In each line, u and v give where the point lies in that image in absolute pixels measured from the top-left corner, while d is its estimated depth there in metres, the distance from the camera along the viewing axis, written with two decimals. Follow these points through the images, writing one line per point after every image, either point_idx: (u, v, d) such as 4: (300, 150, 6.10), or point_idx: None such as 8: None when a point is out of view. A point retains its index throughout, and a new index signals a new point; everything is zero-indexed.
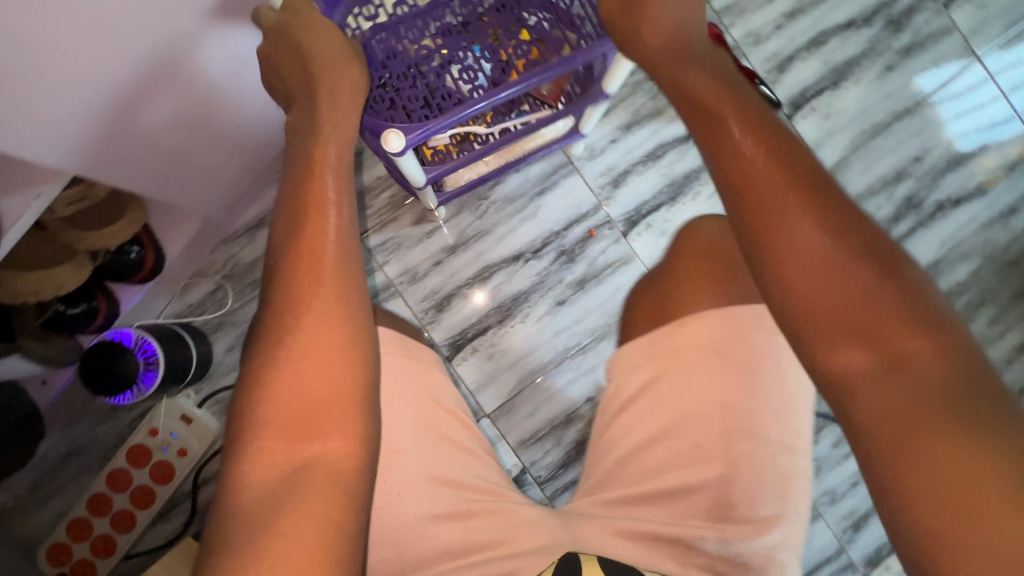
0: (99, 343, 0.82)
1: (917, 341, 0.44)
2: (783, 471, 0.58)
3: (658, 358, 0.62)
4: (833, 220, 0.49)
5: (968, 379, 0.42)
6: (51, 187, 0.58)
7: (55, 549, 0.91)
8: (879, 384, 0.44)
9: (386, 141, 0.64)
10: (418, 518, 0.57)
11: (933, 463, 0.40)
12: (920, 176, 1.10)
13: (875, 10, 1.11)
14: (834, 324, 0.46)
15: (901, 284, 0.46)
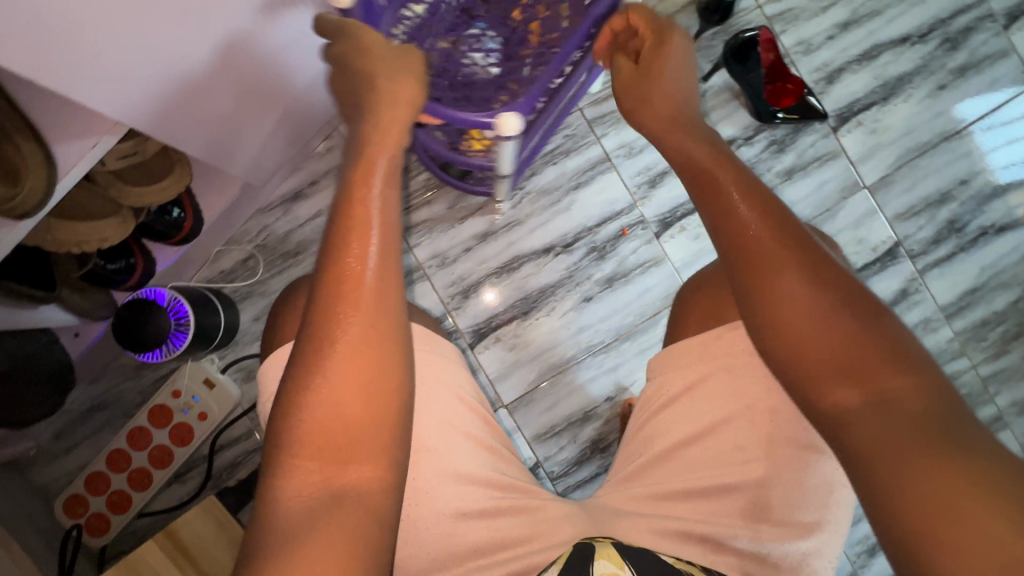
0: (132, 301, 0.83)
1: (900, 379, 0.46)
2: (827, 480, 0.56)
3: (709, 358, 0.60)
4: (812, 264, 0.52)
5: (951, 417, 0.44)
6: (107, 138, 0.59)
7: (73, 500, 0.92)
8: (866, 419, 0.45)
9: (503, 125, 0.61)
10: (446, 507, 0.57)
11: (923, 491, 0.40)
12: (965, 200, 1.07)
13: (932, 27, 1.08)
14: (822, 363, 0.49)
15: (884, 328, 0.48)
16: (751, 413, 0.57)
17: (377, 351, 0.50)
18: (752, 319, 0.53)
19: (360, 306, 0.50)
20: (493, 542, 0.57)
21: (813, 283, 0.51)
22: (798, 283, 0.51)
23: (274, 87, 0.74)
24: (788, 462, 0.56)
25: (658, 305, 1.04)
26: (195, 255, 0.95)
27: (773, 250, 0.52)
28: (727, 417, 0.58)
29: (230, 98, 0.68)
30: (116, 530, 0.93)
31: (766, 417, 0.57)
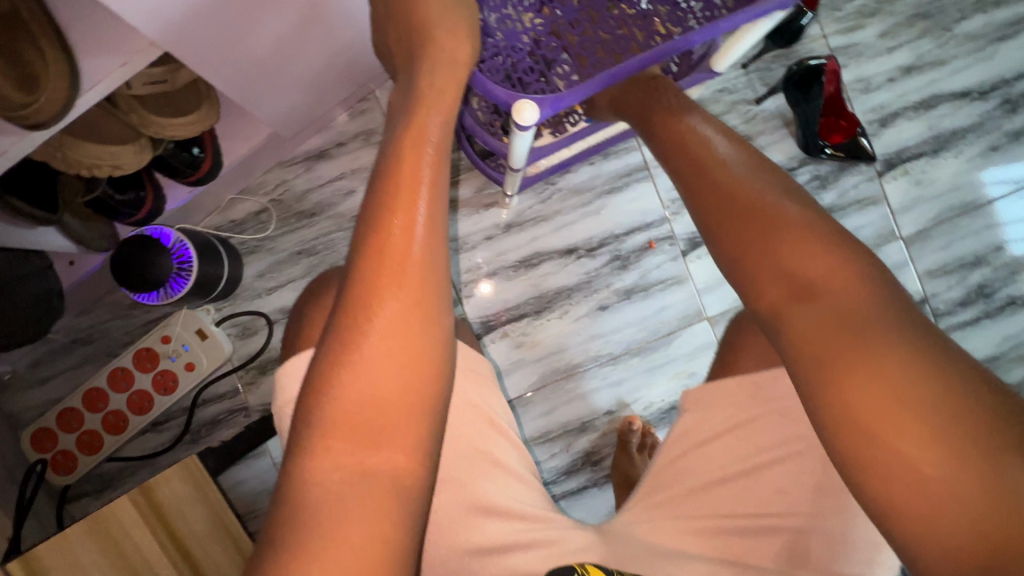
0: (134, 237, 0.78)
1: (835, 277, 0.48)
2: (874, 538, 0.53)
3: (758, 401, 0.57)
4: (757, 188, 0.56)
5: (880, 302, 0.46)
6: (139, 59, 0.54)
7: (43, 434, 0.88)
8: (803, 317, 0.48)
9: (518, 114, 0.56)
10: (449, 522, 0.54)
11: (856, 377, 0.43)
12: (999, 267, 1.04)
13: (995, 85, 1.05)
14: (767, 270, 0.52)
15: (828, 233, 0.51)
16: (803, 459, 0.54)
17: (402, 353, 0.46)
18: (707, 242, 0.58)
19: (406, 273, 0.47)
20: (485, 556, 0.53)
21: (758, 199, 0.55)
22: (738, 202, 0.56)
23: (319, 41, 0.71)
24: (834, 511, 0.53)
25: (673, 325, 1.01)
26: (207, 200, 0.91)
27: (721, 181, 0.57)
28: (776, 459, 0.55)
29: (269, 44, 0.65)
30: (82, 470, 0.89)
31: (816, 464, 0.54)
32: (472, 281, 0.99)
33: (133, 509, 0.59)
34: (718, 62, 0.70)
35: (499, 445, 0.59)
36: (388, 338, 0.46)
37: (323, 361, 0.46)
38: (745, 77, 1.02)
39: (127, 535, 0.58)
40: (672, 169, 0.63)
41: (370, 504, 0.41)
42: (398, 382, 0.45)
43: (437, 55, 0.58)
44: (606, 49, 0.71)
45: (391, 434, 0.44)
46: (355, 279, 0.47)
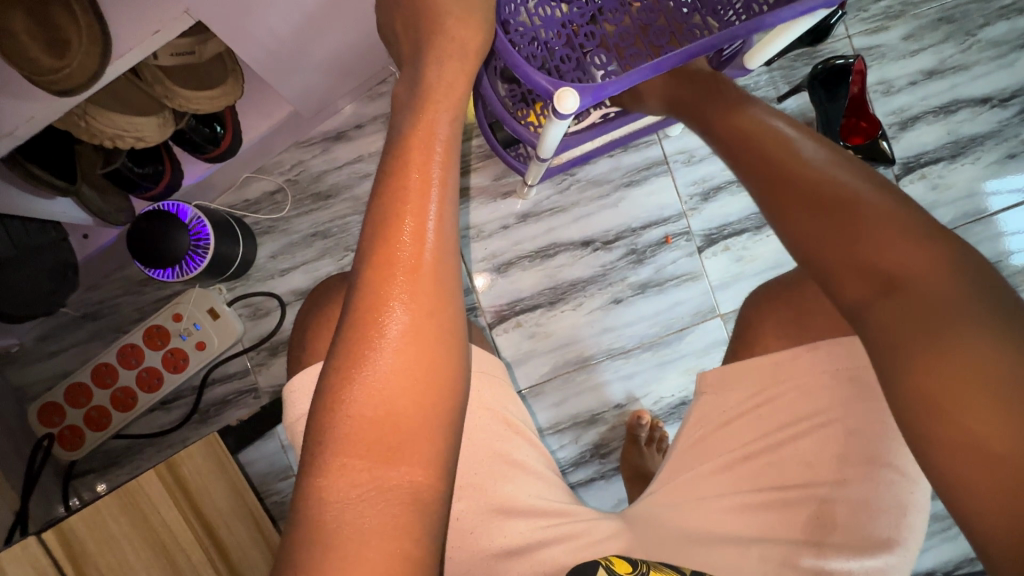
0: (151, 211, 0.77)
1: (918, 262, 0.44)
2: (901, 500, 0.51)
3: (779, 377, 0.56)
4: (826, 165, 0.52)
5: (968, 289, 0.42)
6: (170, 27, 0.52)
7: (49, 409, 0.87)
8: (883, 307, 0.45)
9: (559, 101, 0.55)
10: (472, 509, 0.54)
11: (941, 370, 0.40)
12: (1011, 274, 1.05)
13: (1015, 92, 1.05)
14: (842, 257, 0.47)
15: (909, 214, 0.47)
16: (828, 432, 0.53)
17: (420, 348, 0.42)
18: (777, 230, 0.53)
19: (426, 255, 0.44)
20: (506, 544, 0.53)
21: (829, 184, 0.50)
22: (807, 179, 0.52)
23: (347, 19, 0.69)
24: (859, 478, 0.52)
25: (686, 321, 1.01)
26: (223, 178, 0.89)
27: (789, 164, 0.53)
28: (804, 430, 0.54)
29: (298, 20, 0.63)
30: (88, 446, 0.88)
31: (839, 437, 0.53)
32: (473, 271, 0.98)
33: (157, 479, 0.58)
34: (751, 59, 0.71)
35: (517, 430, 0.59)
36: (404, 348, 0.41)
37: (342, 376, 0.41)
38: (767, 75, 1.02)
39: (156, 510, 0.57)
40: (736, 149, 0.60)
41: (400, 522, 0.37)
42: (408, 375, 0.41)
43: (472, 33, 0.56)
44: (643, 41, 0.70)
45: (416, 449, 0.40)
46: (370, 259, 0.43)
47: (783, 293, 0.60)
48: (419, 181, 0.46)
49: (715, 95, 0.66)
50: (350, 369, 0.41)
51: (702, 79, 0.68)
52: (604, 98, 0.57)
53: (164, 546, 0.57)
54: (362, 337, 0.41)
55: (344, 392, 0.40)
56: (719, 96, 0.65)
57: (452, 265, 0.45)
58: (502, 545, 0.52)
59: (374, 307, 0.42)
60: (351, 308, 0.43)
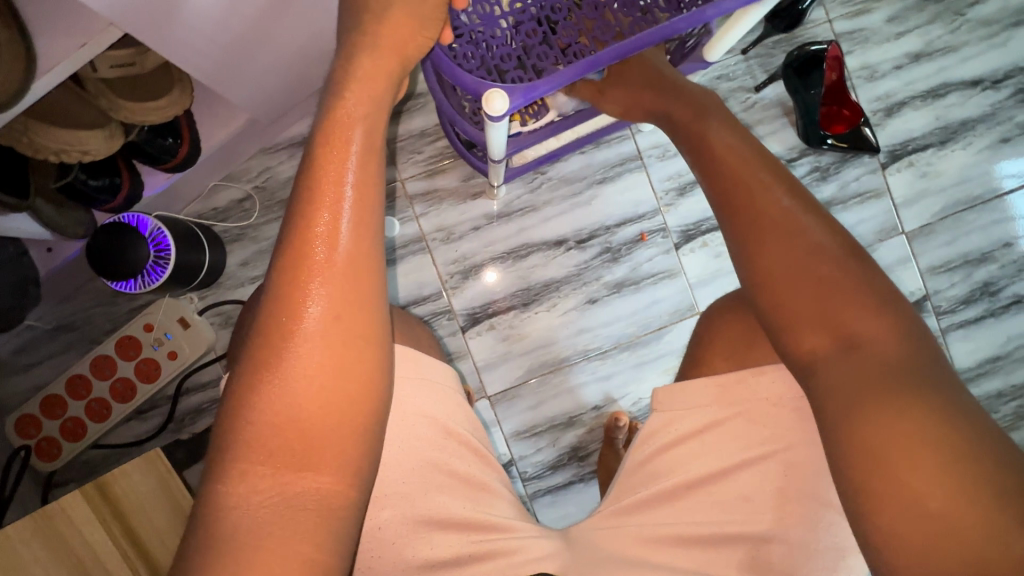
0: (111, 224, 0.76)
1: (874, 324, 0.46)
2: (839, 543, 0.51)
3: (726, 401, 0.54)
4: (799, 208, 0.52)
5: (916, 360, 0.44)
6: (97, 41, 0.52)
7: (26, 420, 0.88)
8: (840, 365, 0.45)
9: (488, 103, 0.55)
10: (404, 515, 0.54)
11: (883, 435, 0.41)
12: (1006, 264, 1.00)
13: (1008, 73, 1.01)
14: (806, 308, 0.48)
15: (869, 274, 0.48)
16: (766, 466, 0.52)
17: (331, 356, 0.43)
18: (741, 271, 0.52)
19: (335, 273, 0.44)
20: (441, 556, 0.54)
21: (800, 232, 0.50)
22: (781, 222, 0.51)
23: (293, 25, 0.69)
24: (798, 519, 0.51)
25: (664, 320, 0.99)
26: (188, 187, 0.89)
27: (763, 204, 0.52)
28: (743, 463, 0.53)
29: (238, 29, 0.63)
30: (66, 457, 0.89)
31: (780, 470, 0.52)
32: (448, 274, 0.97)
33: (84, 506, 0.58)
34: (708, 53, 0.70)
35: (460, 439, 0.58)
36: (311, 354, 0.43)
37: (252, 384, 0.43)
38: (744, 64, 0.99)
39: (77, 530, 0.58)
40: (708, 175, 0.57)
41: (303, 526, 0.40)
42: (320, 387, 0.43)
43: (407, 33, 0.55)
44: (587, 36, 0.68)
45: (320, 456, 0.42)
46: (291, 273, 0.44)
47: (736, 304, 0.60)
48: (333, 195, 0.45)
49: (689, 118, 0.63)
50: (263, 377, 0.42)
51: (682, 96, 0.66)
52: (536, 99, 0.57)
53: (86, 569, 0.57)
54: (272, 345, 0.43)
55: (251, 397, 0.42)
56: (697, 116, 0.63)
57: (367, 274, 0.46)
58: (427, 558, 0.53)
59: (285, 318, 0.43)
60: (263, 318, 0.44)
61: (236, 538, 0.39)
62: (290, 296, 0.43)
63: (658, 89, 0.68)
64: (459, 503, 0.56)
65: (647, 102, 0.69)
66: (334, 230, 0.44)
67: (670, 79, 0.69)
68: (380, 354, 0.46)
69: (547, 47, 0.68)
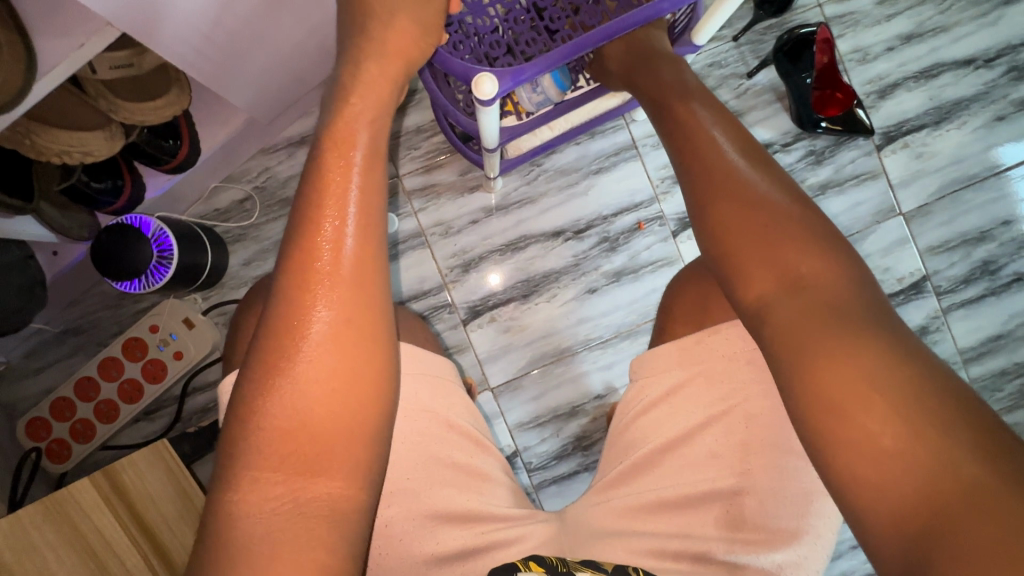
0: (114, 225, 0.78)
1: (818, 269, 0.47)
2: (807, 488, 0.52)
3: (688, 361, 0.57)
4: (744, 162, 0.54)
5: (863, 303, 0.45)
6: (97, 42, 0.54)
7: (37, 423, 0.89)
8: (785, 306, 0.46)
9: (478, 87, 0.57)
10: (409, 508, 0.54)
11: (833, 374, 0.42)
12: (1005, 242, 1.00)
13: (1000, 52, 1.01)
14: (755, 257, 0.49)
15: (813, 224, 0.50)
16: (728, 420, 0.54)
17: (339, 366, 0.43)
18: (697, 227, 0.54)
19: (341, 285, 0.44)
20: (443, 539, 0.54)
21: (745, 184, 0.52)
22: (729, 175, 0.53)
23: (289, 23, 0.70)
24: (764, 469, 0.52)
25: None
26: (189, 189, 0.90)
27: (717, 165, 0.54)
28: (706, 421, 0.54)
29: (234, 28, 0.64)
30: (76, 459, 0.89)
31: (741, 424, 0.53)
32: (448, 268, 0.98)
33: (92, 490, 0.60)
34: (697, 36, 0.71)
35: (462, 430, 0.59)
36: (321, 359, 0.43)
37: (258, 387, 0.42)
38: (736, 50, 0.99)
39: (86, 516, 0.59)
40: (669, 138, 0.60)
41: (318, 532, 0.40)
42: (327, 393, 0.43)
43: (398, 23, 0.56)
44: (574, 21, 0.71)
45: (334, 461, 0.42)
46: (291, 266, 0.44)
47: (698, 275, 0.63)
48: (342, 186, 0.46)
49: (649, 88, 0.65)
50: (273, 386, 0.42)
51: (646, 64, 0.67)
52: (524, 82, 0.58)
53: (98, 556, 0.58)
54: (277, 353, 0.43)
55: (259, 407, 0.42)
56: (658, 83, 0.64)
57: (371, 284, 0.46)
58: (435, 551, 0.53)
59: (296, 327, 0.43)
60: (267, 315, 0.44)
61: (242, 525, 0.39)
62: (300, 304, 0.43)
63: (630, 59, 0.69)
64: (461, 494, 0.57)
65: (620, 73, 0.70)
66: (339, 235, 0.45)
67: (645, 46, 0.68)
68: (386, 358, 0.46)
69: (535, 34, 0.71)
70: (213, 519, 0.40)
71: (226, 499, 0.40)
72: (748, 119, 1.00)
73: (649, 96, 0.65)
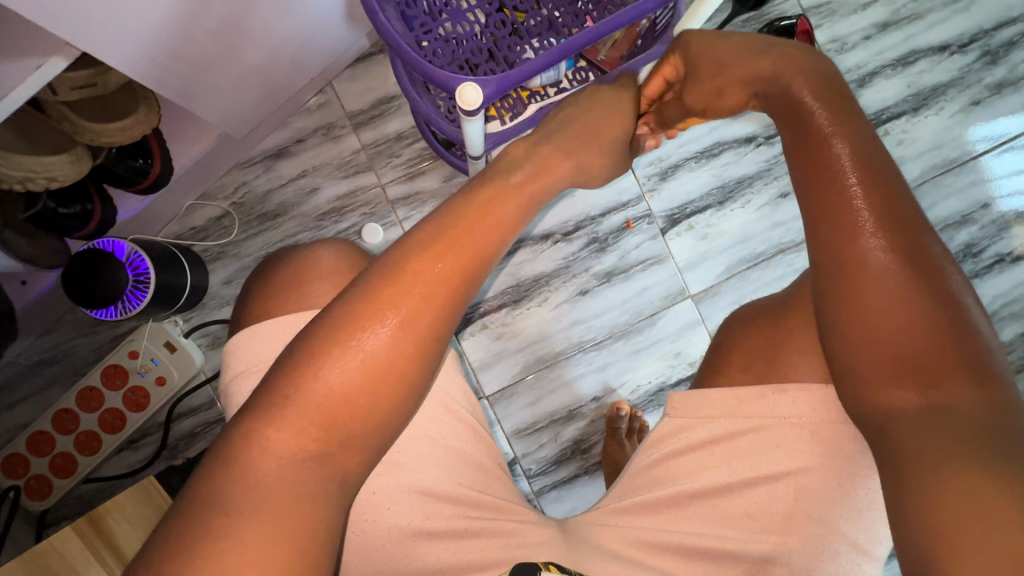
0: (85, 251, 0.74)
1: (963, 390, 0.42)
2: (842, 572, 0.51)
3: (741, 415, 0.55)
4: (905, 239, 0.46)
5: (1012, 436, 0.40)
6: (56, 62, 0.51)
7: (13, 461, 0.85)
8: (923, 424, 0.42)
9: (461, 96, 0.57)
10: (406, 521, 0.53)
11: (951, 500, 0.38)
12: (986, 224, 1.01)
13: (973, 37, 1.02)
14: (888, 356, 0.45)
15: (970, 337, 0.43)
16: (778, 487, 0.53)
17: (354, 401, 0.41)
18: (819, 309, 0.49)
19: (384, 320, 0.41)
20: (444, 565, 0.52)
21: (896, 269, 0.45)
22: (884, 253, 0.46)
23: (260, 34, 0.67)
24: (802, 540, 0.52)
25: (656, 306, 0.98)
26: (163, 208, 0.87)
27: (857, 245, 0.47)
28: (757, 481, 0.53)
29: (202, 42, 0.61)
30: (57, 494, 0.86)
31: (790, 494, 0.52)
32: None
33: (77, 540, 0.57)
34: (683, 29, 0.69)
35: (450, 443, 0.57)
36: (337, 391, 0.40)
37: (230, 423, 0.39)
38: None
39: (73, 570, 0.55)
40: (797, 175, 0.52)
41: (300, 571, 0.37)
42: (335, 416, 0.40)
43: None
44: (557, 22, 0.70)
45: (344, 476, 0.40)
46: None
47: (755, 323, 0.61)
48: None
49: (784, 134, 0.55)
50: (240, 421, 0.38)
51: (809, 67, 0.54)
52: (508, 88, 0.59)
53: None
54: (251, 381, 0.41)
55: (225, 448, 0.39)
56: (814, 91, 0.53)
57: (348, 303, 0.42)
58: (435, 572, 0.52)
59: (287, 352, 0.42)
60: None
61: None
62: (303, 337, 0.42)
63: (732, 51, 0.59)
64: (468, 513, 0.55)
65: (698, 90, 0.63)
66: None
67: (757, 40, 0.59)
68: (411, 389, 0.43)
69: (520, 38, 0.70)
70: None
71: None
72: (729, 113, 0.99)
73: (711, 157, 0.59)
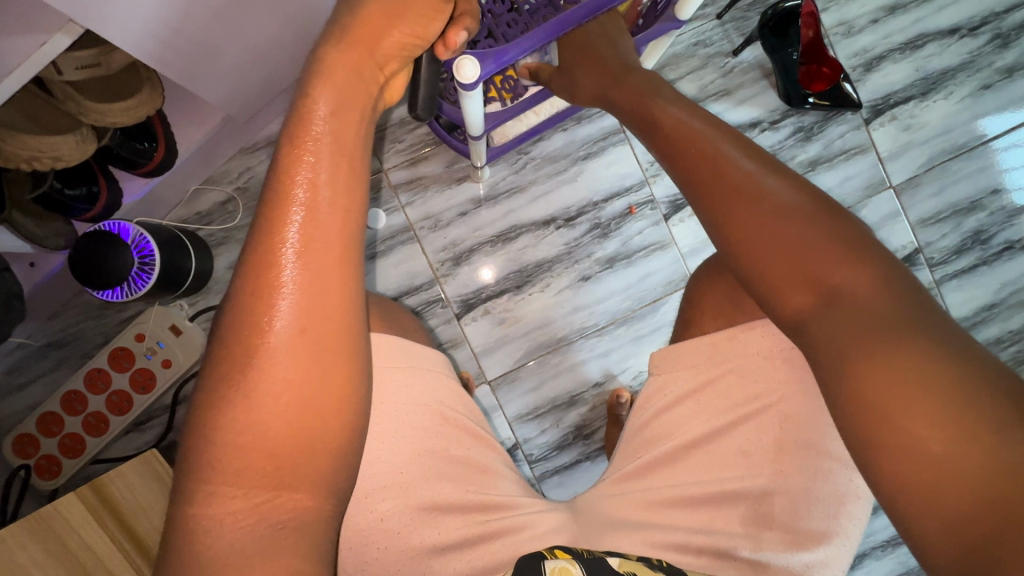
0: (91, 233, 0.75)
1: (850, 276, 0.45)
2: (837, 491, 0.51)
3: (717, 359, 0.55)
4: (760, 171, 0.51)
5: (900, 305, 0.43)
6: (58, 40, 0.52)
7: (23, 440, 0.86)
8: (827, 322, 0.44)
9: (459, 71, 0.58)
10: (405, 500, 0.53)
11: (875, 386, 0.40)
12: (995, 211, 1.00)
13: (984, 20, 1.00)
14: (785, 271, 0.47)
15: (841, 230, 0.47)
16: (761, 419, 0.52)
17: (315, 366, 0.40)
18: (718, 239, 0.51)
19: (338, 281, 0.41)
20: (442, 535, 0.53)
21: (764, 196, 0.49)
22: (748, 190, 0.50)
23: (262, 14, 0.67)
24: (797, 468, 0.51)
25: (658, 292, 0.98)
26: (168, 192, 0.88)
27: (725, 188, 0.51)
28: (742, 418, 0.53)
29: (202, 19, 0.61)
30: (67, 475, 0.87)
31: (774, 424, 0.52)
32: (438, 262, 0.96)
33: (79, 505, 0.60)
34: (679, 11, 0.74)
35: (453, 421, 0.57)
36: (299, 353, 0.39)
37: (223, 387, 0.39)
38: (720, 29, 0.99)
39: (74, 533, 0.59)
40: (661, 149, 0.58)
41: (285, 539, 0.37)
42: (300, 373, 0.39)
43: (414, 25, 0.47)
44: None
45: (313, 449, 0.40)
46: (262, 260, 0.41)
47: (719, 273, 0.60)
48: (338, 171, 0.42)
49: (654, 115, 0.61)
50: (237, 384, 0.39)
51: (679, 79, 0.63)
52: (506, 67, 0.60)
53: (88, 571, 0.58)
54: (226, 359, 0.39)
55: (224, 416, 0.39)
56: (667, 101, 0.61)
57: (341, 276, 0.41)
58: (434, 542, 0.53)
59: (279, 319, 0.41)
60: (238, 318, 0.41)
61: None
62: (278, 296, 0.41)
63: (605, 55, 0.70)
64: (466, 486, 0.56)
65: None
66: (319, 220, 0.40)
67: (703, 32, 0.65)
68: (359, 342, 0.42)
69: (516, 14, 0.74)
70: (176, 535, 0.38)
71: (195, 517, 0.37)
72: (734, 98, 0.99)
73: (632, 115, 0.64)
